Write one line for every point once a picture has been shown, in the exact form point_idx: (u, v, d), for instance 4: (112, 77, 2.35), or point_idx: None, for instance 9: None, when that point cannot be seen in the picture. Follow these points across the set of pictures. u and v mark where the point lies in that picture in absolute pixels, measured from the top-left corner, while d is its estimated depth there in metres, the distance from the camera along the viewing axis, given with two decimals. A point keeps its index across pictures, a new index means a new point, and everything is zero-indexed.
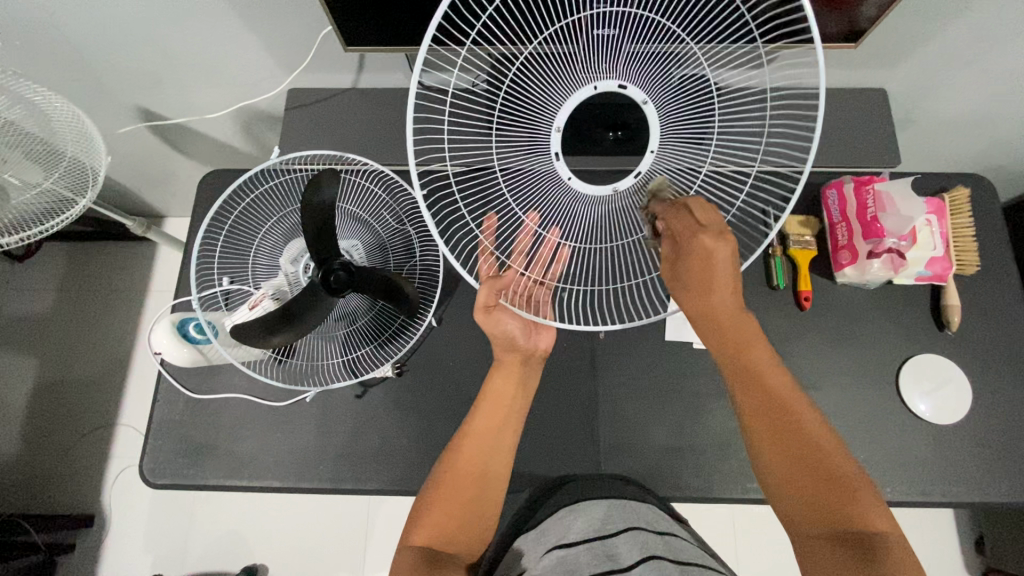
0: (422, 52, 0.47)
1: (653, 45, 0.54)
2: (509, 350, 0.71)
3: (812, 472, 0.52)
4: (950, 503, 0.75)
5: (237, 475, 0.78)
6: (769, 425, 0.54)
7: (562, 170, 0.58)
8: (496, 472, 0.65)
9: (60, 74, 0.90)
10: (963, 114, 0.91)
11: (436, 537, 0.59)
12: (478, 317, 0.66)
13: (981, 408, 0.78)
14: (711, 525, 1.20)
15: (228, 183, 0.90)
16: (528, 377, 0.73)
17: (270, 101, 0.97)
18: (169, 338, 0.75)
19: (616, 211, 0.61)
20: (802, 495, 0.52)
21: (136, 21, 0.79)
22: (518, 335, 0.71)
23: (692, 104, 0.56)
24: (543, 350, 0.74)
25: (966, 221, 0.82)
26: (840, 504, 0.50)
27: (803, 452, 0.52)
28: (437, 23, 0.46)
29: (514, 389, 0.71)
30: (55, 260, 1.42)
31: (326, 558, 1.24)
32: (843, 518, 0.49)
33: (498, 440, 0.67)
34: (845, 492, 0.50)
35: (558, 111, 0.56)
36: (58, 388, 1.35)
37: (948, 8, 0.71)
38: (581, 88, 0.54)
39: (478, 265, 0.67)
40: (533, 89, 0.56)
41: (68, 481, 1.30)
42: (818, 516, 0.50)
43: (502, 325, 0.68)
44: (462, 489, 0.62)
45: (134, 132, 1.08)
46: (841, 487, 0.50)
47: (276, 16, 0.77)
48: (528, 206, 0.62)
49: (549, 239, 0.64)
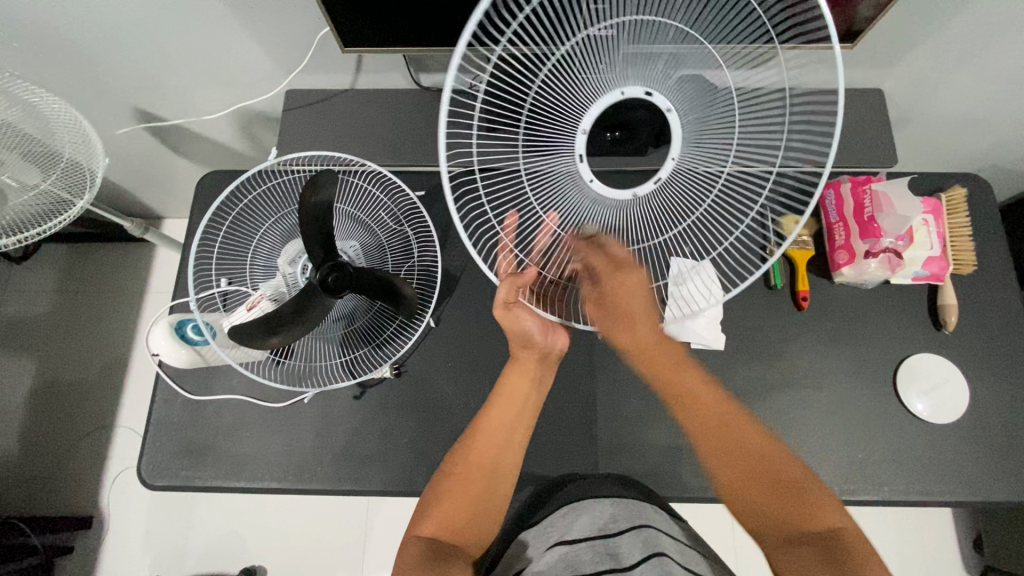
0: (459, 50, 0.45)
1: (673, 48, 0.55)
2: (526, 348, 0.72)
3: (764, 480, 0.56)
4: (948, 502, 0.75)
5: (236, 476, 0.78)
6: (715, 443, 0.58)
7: (585, 172, 0.59)
8: (505, 468, 0.66)
9: (58, 75, 0.90)
10: (961, 114, 0.91)
11: (443, 530, 0.60)
12: (497, 312, 0.68)
13: (978, 407, 0.78)
14: (710, 525, 1.20)
15: (226, 184, 0.90)
16: (543, 375, 0.73)
17: (268, 101, 0.97)
18: (166, 340, 0.75)
19: (634, 214, 0.62)
20: (763, 504, 0.55)
21: (134, 22, 0.79)
22: (536, 334, 0.72)
23: (710, 106, 0.58)
24: (560, 349, 0.74)
25: (963, 221, 0.82)
26: (794, 509, 0.54)
27: (755, 462, 0.56)
28: (478, 20, 0.44)
29: (528, 385, 0.71)
30: (53, 261, 1.42)
31: (325, 558, 1.23)
32: (803, 521, 0.53)
33: (509, 436, 0.67)
34: (796, 496, 0.55)
35: (585, 114, 0.56)
36: (56, 390, 1.34)
37: (945, 8, 0.71)
38: (608, 92, 0.55)
39: (499, 263, 0.66)
40: (559, 89, 0.56)
41: (67, 483, 1.29)
42: (786, 523, 0.54)
43: (522, 323, 0.69)
44: (470, 485, 0.63)
45: (132, 133, 1.07)
46: (791, 492, 0.55)
47: (274, 17, 0.77)
48: (549, 205, 0.61)
49: (568, 241, 0.62)
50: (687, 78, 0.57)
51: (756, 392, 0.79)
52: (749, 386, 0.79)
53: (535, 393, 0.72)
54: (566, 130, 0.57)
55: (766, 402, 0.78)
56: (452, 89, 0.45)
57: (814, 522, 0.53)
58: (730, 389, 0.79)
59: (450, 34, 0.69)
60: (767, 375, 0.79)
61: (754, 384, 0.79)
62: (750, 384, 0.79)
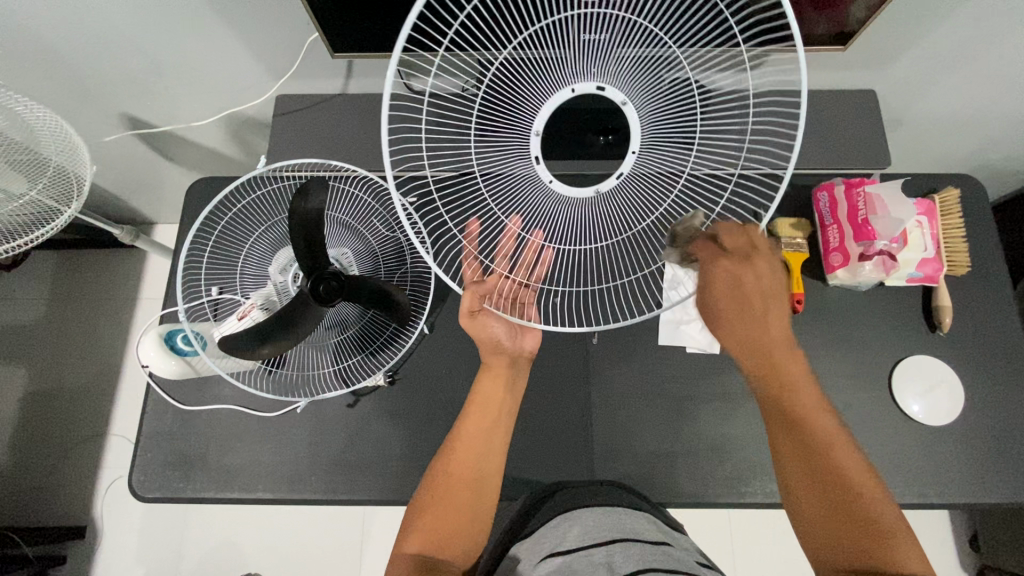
0: (396, 55, 0.47)
1: (635, 49, 0.55)
2: (496, 353, 0.71)
3: (832, 507, 0.54)
4: (945, 504, 0.75)
5: (229, 487, 0.77)
6: (803, 467, 0.56)
7: (543, 173, 0.59)
8: (487, 478, 0.66)
9: (45, 83, 0.89)
10: (953, 115, 0.91)
11: (429, 543, 0.59)
12: (463, 321, 0.68)
13: (974, 408, 0.78)
14: (707, 528, 1.20)
15: (216, 191, 0.89)
16: (516, 379, 0.74)
17: (258, 107, 0.96)
18: (155, 350, 0.74)
19: (597, 212, 0.61)
20: (834, 532, 0.53)
21: (122, 29, 0.78)
22: (504, 338, 0.71)
23: (672, 107, 0.58)
24: (529, 352, 0.73)
25: (957, 222, 0.82)
26: (874, 549, 0.50)
27: (847, 494, 0.53)
28: (411, 24, 0.46)
29: (501, 390, 0.71)
30: (42, 269, 1.41)
31: (322, 566, 1.23)
32: (879, 559, 0.50)
33: (487, 445, 0.68)
34: (879, 538, 0.51)
35: (535, 115, 0.56)
36: (47, 399, 1.33)
37: (935, 10, 0.71)
38: (559, 90, 0.55)
39: (463, 270, 0.67)
40: (510, 88, 0.57)
41: (58, 493, 1.28)
42: (849, 551, 0.51)
43: (489, 330, 0.69)
44: (454, 496, 0.63)
45: (120, 141, 1.06)
46: (880, 533, 0.51)
47: (262, 22, 0.76)
48: (510, 210, 0.61)
49: (533, 242, 0.62)
50: (650, 80, 0.57)
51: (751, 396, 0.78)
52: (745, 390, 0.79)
53: (510, 399, 0.72)
54: (520, 131, 0.58)
55: None
56: (391, 92, 0.47)
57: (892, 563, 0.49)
58: (725, 392, 0.79)
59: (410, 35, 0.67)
60: None
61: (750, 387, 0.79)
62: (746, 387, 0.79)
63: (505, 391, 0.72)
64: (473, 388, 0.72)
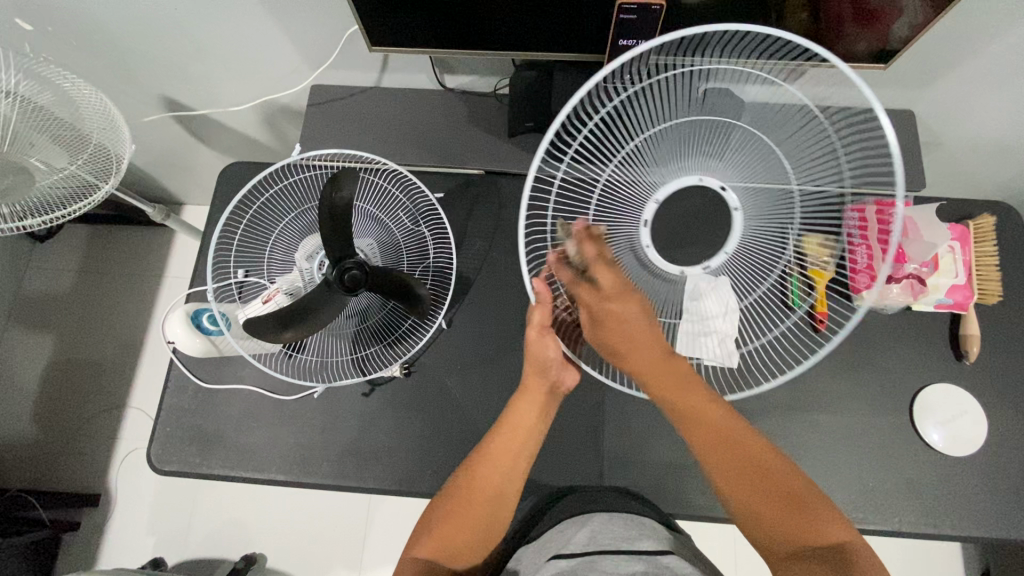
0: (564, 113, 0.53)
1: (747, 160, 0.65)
2: (538, 375, 0.68)
3: (757, 485, 0.56)
4: (959, 536, 0.74)
5: (243, 466, 0.79)
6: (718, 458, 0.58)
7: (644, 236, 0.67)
8: (505, 494, 0.66)
9: (90, 60, 0.92)
10: (993, 141, 0.89)
11: (437, 552, 0.62)
12: (529, 330, 0.67)
13: (996, 442, 0.76)
14: (713, 539, 1.19)
15: (248, 177, 0.91)
16: (550, 409, 0.70)
17: (294, 95, 0.98)
18: (183, 329, 0.77)
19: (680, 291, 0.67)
20: (765, 513, 0.55)
21: (167, 11, 0.80)
22: (553, 363, 0.68)
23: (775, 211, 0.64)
24: (568, 386, 0.71)
25: (990, 250, 0.80)
26: (798, 522, 0.53)
27: (753, 469, 0.56)
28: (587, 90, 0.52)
29: (532, 417, 0.68)
30: (75, 242, 1.45)
31: (327, 547, 1.24)
32: (805, 531, 0.53)
33: (512, 463, 0.66)
34: (800, 508, 0.54)
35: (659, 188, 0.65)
36: (72, 368, 1.37)
37: (986, 32, 0.69)
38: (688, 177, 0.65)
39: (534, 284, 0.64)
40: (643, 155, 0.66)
41: (75, 461, 1.31)
42: (784, 534, 0.54)
43: (546, 350, 0.67)
44: (468, 510, 0.64)
45: (159, 121, 1.09)
46: (794, 502, 0.54)
47: (304, 11, 0.77)
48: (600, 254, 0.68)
49: None
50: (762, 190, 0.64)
51: (767, 413, 0.78)
52: (762, 406, 0.78)
53: (541, 425, 0.69)
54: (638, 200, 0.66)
55: (776, 422, 0.77)
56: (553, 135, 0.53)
57: (816, 534, 0.53)
58: (744, 407, 0.78)
59: (463, 34, 0.68)
60: (783, 396, 0.78)
61: (769, 403, 0.78)
62: (763, 404, 0.78)
63: (535, 422, 0.68)
64: (507, 405, 0.69)
